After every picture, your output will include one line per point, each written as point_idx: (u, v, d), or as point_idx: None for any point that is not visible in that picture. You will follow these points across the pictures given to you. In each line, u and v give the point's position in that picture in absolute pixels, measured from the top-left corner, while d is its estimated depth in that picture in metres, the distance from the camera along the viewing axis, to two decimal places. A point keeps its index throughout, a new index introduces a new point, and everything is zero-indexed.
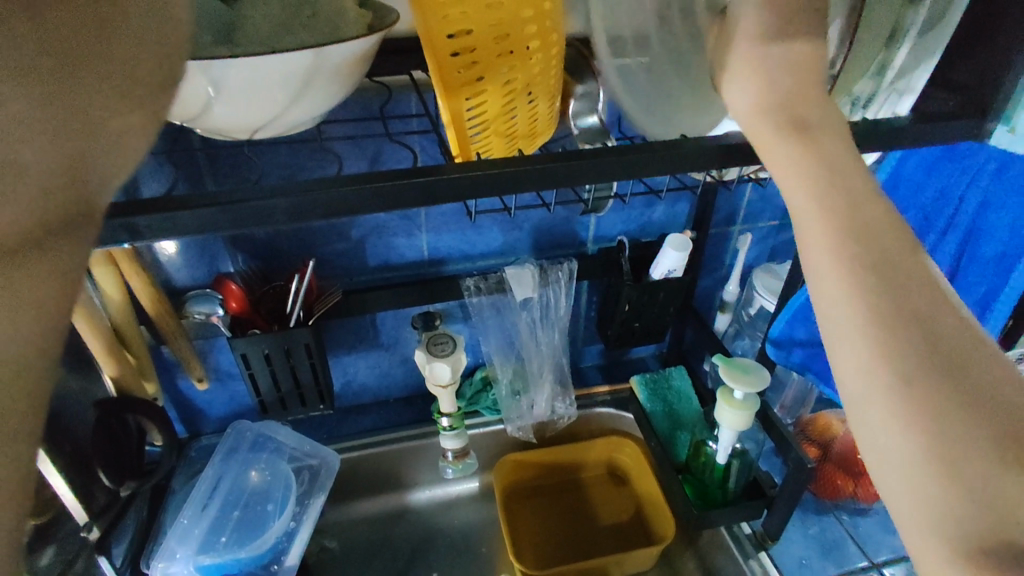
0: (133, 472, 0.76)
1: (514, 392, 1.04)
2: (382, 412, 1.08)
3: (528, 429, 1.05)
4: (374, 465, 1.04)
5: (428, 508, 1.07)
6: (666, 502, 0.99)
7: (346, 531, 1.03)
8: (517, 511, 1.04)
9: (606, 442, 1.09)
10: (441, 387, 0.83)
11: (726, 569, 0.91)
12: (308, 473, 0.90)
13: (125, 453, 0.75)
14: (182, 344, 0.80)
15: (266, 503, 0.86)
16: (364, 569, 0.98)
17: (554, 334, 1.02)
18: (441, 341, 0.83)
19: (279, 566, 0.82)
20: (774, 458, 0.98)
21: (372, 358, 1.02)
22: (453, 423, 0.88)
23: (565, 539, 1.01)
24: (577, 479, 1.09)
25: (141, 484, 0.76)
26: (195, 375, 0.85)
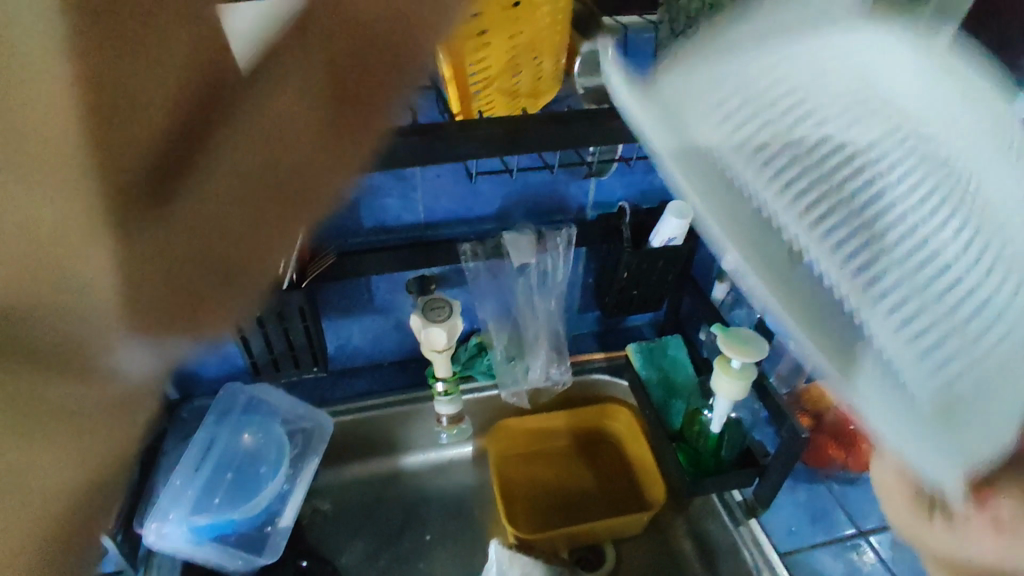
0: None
1: (509, 357, 1.04)
2: (376, 376, 1.07)
3: (522, 394, 1.05)
4: (367, 429, 1.04)
5: (421, 471, 1.08)
6: (658, 469, 1.00)
7: (340, 493, 1.04)
8: (508, 476, 1.05)
9: (599, 409, 1.09)
10: (436, 352, 0.82)
11: (716, 536, 0.93)
12: (301, 436, 0.89)
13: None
14: None
15: (259, 466, 0.86)
16: (357, 531, 0.99)
17: (550, 301, 1.01)
18: (437, 306, 0.81)
19: (273, 528, 0.82)
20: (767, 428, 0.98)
21: (366, 321, 1.01)
22: (447, 388, 0.87)
23: (558, 504, 1.02)
24: (570, 445, 1.09)
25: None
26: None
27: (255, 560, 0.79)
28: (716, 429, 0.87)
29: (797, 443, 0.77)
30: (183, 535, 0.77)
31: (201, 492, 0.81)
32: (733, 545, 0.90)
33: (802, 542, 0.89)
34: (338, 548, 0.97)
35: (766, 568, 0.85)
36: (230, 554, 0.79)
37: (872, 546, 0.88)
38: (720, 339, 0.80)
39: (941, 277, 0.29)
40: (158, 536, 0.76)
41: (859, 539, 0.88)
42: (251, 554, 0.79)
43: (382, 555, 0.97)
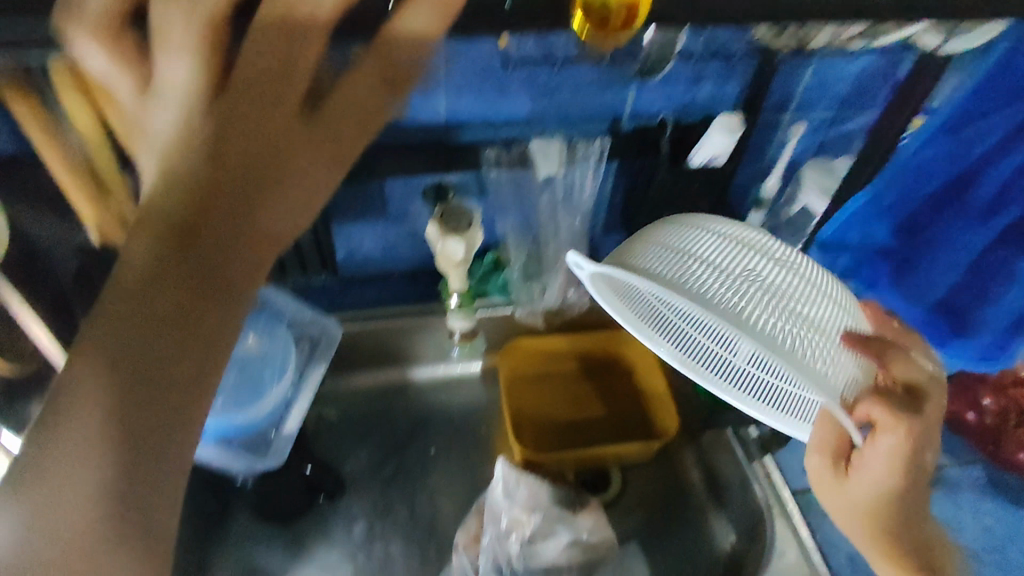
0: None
1: (527, 276, 0.99)
2: (385, 287, 1.03)
3: (538, 315, 1.01)
4: (375, 341, 1.00)
5: (429, 384, 1.05)
6: (673, 399, 0.97)
7: (345, 402, 1.02)
8: (517, 396, 1.03)
9: (615, 335, 1.06)
10: (454, 265, 0.77)
11: (727, 468, 0.91)
12: (308, 344, 0.88)
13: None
14: None
15: (264, 370, 0.81)
16: (362, 441, 0.99)
17: (575, 219, 0.95)
18: (457, 216, 0.75)
19: (277, 434, 0.81)
20: None
21: (378, 229, 0.95)
22: (461, 303, 0.83)
23: (566, 425, 1.00)
24: (581, 368, 1.06)
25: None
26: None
27: (260, 463, 0.79)
28: None
29: None
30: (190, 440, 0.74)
31: None
32: (743, 479, 0.89)
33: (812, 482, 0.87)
34: (343, 455, 0.97)
35: (776, 505, 0.85)
36: (236, 457, 0.77)
37: None
38: None
39: (759, 306, 0.57)
40: None
41: None
42: (257, 458, 0.78)
43: (386, 466, 0.97)
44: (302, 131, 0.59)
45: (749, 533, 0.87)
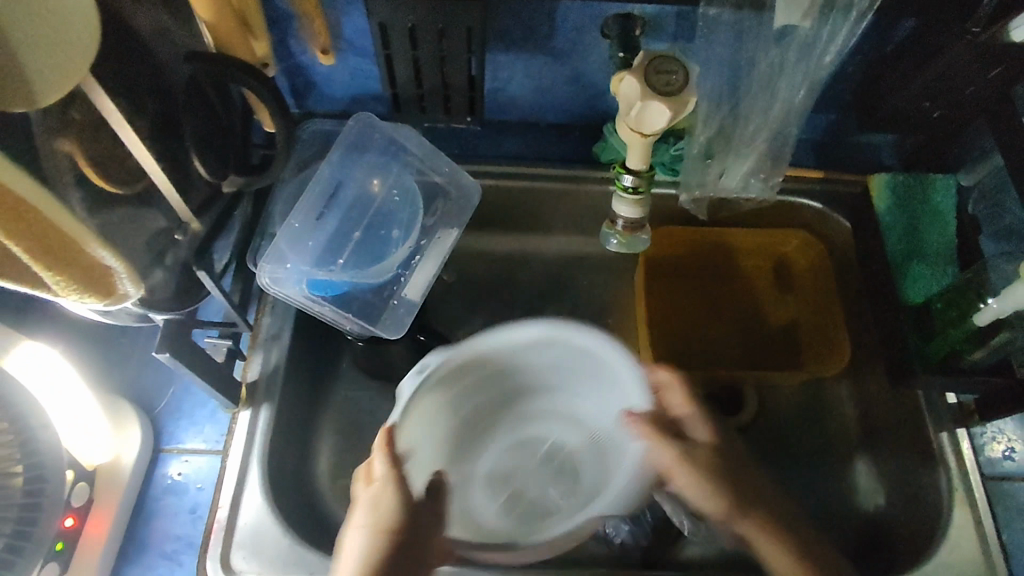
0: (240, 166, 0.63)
1: (708, 155, 0.78)
2: (527, 138, 0.86)
3: (704, 204, 0.82)
4: (508, 201, 0.85)
5: (558, 257, 0.91)
6: (845, 333, 0.80)
7: (465, 264, 0.91)
8: (652, 290, 0.88)
9: (787, 238, 0.86)
10: (645, 134, 0.59)
11: (891, 427, 0.76)
12: (441, 204, 0.72)
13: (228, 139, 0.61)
14: None
15: (389, 229, 0.70)
16: (478, 308, 0.89)
17: (799, 89, 0.70)
18: (667, 72, 0.55)
19: (397, 301, 0.69)
20: None
21: (535, 64, 0.76)
22: (637, 185, 0.65)
23: (701, 324, 0.87)
24: (727, 269, 0.90)
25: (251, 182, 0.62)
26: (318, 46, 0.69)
27: (373, 332, 0.67)
28: (980, 323, 0.64)
29: None
30: (300, 286, 0.65)
31: (323, 246, 0.68)
32: (917, 447, 0.72)
33: (1016, 471, 0.71)
34: (455, 322, 0.88)
35: (960, 487, 0.69)
36: (349, 316, 0.66)
37: None
38: None
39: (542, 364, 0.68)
40: (273, 281, 0.65)
41: None
42: (370, 325, 0.67)
43: None
44: (420, 526, 0.55)
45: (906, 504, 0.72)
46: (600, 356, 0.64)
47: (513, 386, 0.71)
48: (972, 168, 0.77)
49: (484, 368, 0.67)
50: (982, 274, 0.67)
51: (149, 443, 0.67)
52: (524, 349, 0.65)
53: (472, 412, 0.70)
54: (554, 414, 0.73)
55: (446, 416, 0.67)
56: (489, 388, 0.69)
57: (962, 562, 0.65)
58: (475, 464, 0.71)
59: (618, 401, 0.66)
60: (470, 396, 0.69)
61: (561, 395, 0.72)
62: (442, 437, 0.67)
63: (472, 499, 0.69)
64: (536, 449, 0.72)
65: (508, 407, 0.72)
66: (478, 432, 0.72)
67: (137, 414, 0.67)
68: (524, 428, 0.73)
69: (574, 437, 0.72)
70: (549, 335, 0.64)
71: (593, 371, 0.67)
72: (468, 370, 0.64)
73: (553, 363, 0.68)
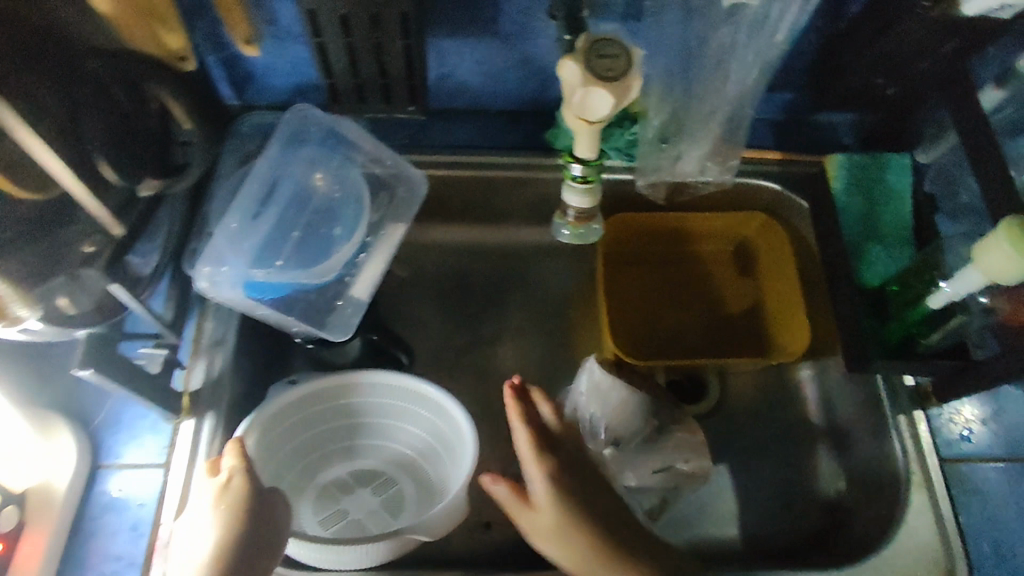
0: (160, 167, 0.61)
1: (663, 138, 0.75)
2: (479, 127, 0.83)
3: (661, 188, 0.80)
4: (460, 191, 0.83)
5: (516, 247, 0.89)
6: (804, 316, 0.78)
7: (420, 258, 0.88)
8: (613, 279, 0.87)
9: (749, 221, 0.84)
10: (590, 122, 0.56)
11: (852, 411, 0.76)
12: (386, 197, 0.70)
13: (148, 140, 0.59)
14: None
15: (332, 227, 0.67)
16: (434, 301, 0.86)
17: (752, 70, 0.68)
18: (610, 56, 0.53)
19: (343, 302, 0.66)
20: None
21: (482, 49, 0.73)
22: (587, 175, 0.63)
23: (660, 310, 0.86)
24: (688, 253, 0.89)
25: (169, 185, 0.61)
26: (239, 38, 0.63)
27: (320, 334, 0.65)
28: (934, 306, 0.63)
29: None
30: (239, 289, 0.61)
31: (263, 246, 0.64)
32: (877, 430, 0.72)
33: (974, 452, 0.71)
34: (412, 317, 0.85)
35: (917, 472, 0.69)
36: (292, 319, 0.64)
37: None
38: None
39: (377, 402, 0.75)
40: (211, 285, 0.61)
41: None
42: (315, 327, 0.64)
43: (458, 334, 0.85)
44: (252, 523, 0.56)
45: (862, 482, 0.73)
46: (431, 392, 0.72)
47: (356, 423, 0.76)
48: (928, 145, 0.76)
49: (334, 398, 0.74)
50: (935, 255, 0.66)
51: (87, 459, 0.65)
52: (376, 386, 0.74)
53: (304, 446, 0.74)
54: (390, 456, 0.76)
55: (283, 437, 0.71)
56: (335, 426, 0.75)
57: (920, 548, 0.65)
58: (300, 498, 0.72)
59: (425, 420, 0.74)
60: (314, 427, 0.74)
61: (393, 433, 0.76)
62: (281, 455, 0.71)
63: (299, 518, 0.71)
64: (359, 490, 0.74)
65: (350, 438, 0.76)
66: (309, 462, 0.74)
67: (72, 429, 0.65)
68: (343, 468, 0.75)
69: (406, 480, 0.74)
70: (390, 379, 0.73)
71: (440, 423, 0.73)
72: (308, 404, 0.72)
73: (393, 414, 0.75)
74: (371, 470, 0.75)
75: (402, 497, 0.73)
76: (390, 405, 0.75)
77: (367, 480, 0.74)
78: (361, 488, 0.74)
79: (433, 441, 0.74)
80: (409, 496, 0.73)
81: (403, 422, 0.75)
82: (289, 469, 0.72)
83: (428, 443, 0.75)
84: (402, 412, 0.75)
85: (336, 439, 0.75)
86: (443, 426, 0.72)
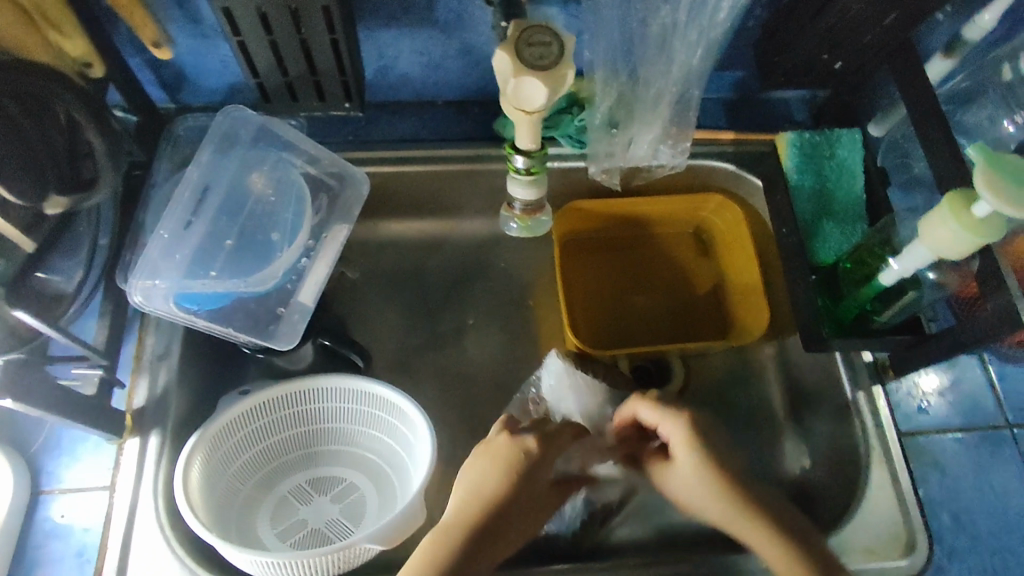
0: (70, 184, 0.56)
1: (612, 124, 0.74)
2: (426, 118, 0.81)
3: (615, 174, 0.78)
4: (411, 185, 0.80)
5: (472, 240, 0.86)
6: (761, 293, 0.78)
7: (373, 257, 0.85)
8: (572, 268, 0.85)
9: (704, 201, 0.82)
10: (526, 113, 0.55)
11: (815, 391, 0.75)
12: (326, 198, 0.67)
13: (54, 151, 0.55)
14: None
15: (271, 232, 0.64)
16: (393, 299, 0.84)
17: (695, 50, 0.66)
18: (541, 43, 0.51)
19: (286, 310, 0.63)
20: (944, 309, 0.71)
21: (420, 38, 0.71)
22: (530, 166, 0.62)
23: (622, 295, 0.84)
24: (647, 236, 0.87)
25: (81, 201, 0.57)
26: (149, 40, 0.63)
27: (265, 344, 0.62)
28: (886, 283, 0.63)
29: (1011, 329, 0.54)
30: (173, 301, 0.59)
31: (196, 256, 0.62)
32: (838, 408, 0.72)
33: (932, 424, 0.72)
34: (369, 318, 0.83)
35: (877, 446, 0.69)
36: (232, 330, 0.61)
37: (1017, 442, 0.71)
38: (979, 170, 0.49)
39: (332, 406, 0.72)
40: (144, 298, 0.59)
41: (1004, 433, 0.72)
42: (258, 337, 0.61)
43: (418, 331, 0.82)
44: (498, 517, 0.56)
45: (825, 459, 0.73)
46: (389, 394, 0.69)
47: (315, 429, 0.73)
48: (883, 117, 0.75)
49: (288, 405, 0.71)
50: (887, 230, 0.66)
51: (26, 487, 0.63)
52: (332, 391, 0.71)
53: (259, 458, 0.72)
54: (351, 460, 0.74)
55: (233, 453, 0.68)
56: (293, 433, 0.73)
57: (881, 521, 0.65)
58: (259, 510, 0.70)
59: (384, 422, 0.72)
60: (269, 437, 0.72)
61: (353, 437, 0.74)
62: (237, 467, 0.69)
63: (258, 530, 0.69)
64: (319, 498, 0.72)
65: (307, 445, 0.74)
66: (269, 471, 0.72)
67: (8, 457, 0.63)
68: (303, 476, 0.73)
69: (369, 484, 0.73)
70: (344, 384, 0.70)
71: (399, 425, 0.71)
72: (259, 414, 0.70)
73: (353, 418, 0.73)
74: (331, 478, 0.73)
75: (365, 502, 0.72)
76: (348, 408, 0.72)
77: (328, 488, 0.72)
78: (320, 494, 0.72)
79: (393, 444, 0.72)
80: (371, 500, 0.72)
81: (362, 425, 0.73)
82: (246, 481, 0.70)
83: (389, 445, 0.73)
84: (359, 413, 0.73)
85: (293, 446, 0.73)
86: (403, 428, 0.70)
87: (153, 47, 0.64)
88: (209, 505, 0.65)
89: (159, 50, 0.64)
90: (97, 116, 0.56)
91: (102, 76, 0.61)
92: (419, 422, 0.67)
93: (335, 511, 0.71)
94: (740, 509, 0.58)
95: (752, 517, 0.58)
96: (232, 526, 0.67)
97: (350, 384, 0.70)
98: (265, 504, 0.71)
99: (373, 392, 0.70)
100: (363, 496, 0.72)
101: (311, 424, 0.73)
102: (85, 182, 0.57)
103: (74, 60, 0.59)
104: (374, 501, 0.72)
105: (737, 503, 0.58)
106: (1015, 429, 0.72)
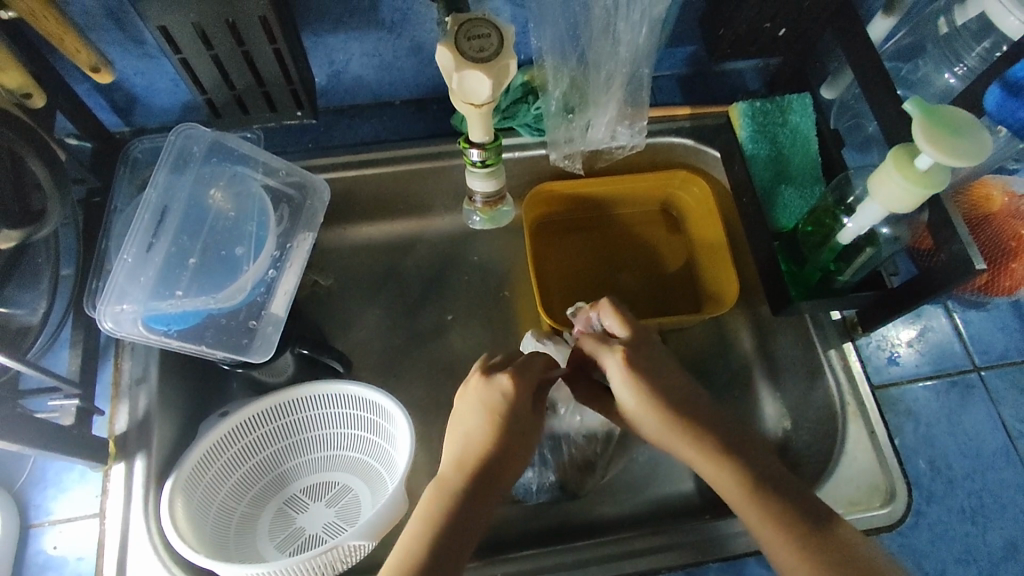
0: (19, 217, 0.58)
1: (566, 110, 0.74)
2: (384, 119, 0.81)
3: (576, 158, 0.79)
4: (374, 187, 0.80)
5: (443, 237, 0.87)
6: (730, 262, 0.78)
7: (345, 261, 0.85)
8: (543, 254, 0.85)
9: (668, 178, 0.83)
10: (474, 106, 0.55)
11: (789, 354, 0.76)
12: (288, 208, 0.68)
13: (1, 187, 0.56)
14: (54, 26, 0.55)
15: (235, 246, 0.64)
16: (370, 300, 0.84)
17: (641, 29, 0.66)
18: (480, 36, 0.52)
19: (257, 323, 0.64)
20: (908, 262, 0.73)
21: (369, 41, 0.71)
22: (486, 158, 0.63)
23: (594, 276, 0.84)
24: (614, 216, 0.87)
25: (32, 232, 0.59)
26: (86, 65, 0.61)
27: (240, 358, 0.62)
28: (845, 241, 0.65)
29: (966, 275, 0.56)
30: (142, 324, 0.59)
31: (161, 278, 0.62)
32: (812, 368, 0.73)
33: (902, 374, 0.73)
34: (346, 323, 0.82)
35: (852, 401, 0.70)
36: (205, 347, 0.61)
37: (985, 384, 0.73)
38: (916, 124, 0.51)
39: (317, 411, 0.72)
40: (114, 323, 0.59)
41: (973, 376, 0.74)
42: (231, 352, 0.61)
43: (398, 332, 0.82)
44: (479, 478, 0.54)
45: (804, 417, 0.74)
46: (372, 396, 0.69)
47: (304, 438, 0.74)
48: (832, 81, 0.76)
49: (275, 417, 0.71)
50: (842, 186, 0.67)
51: (14, 523, 0.63)
52: (317, 398, 0.71)
53: (251, 473, 0.72)
54: (342, 464, 0.74)
55: (223, 471, 0.69)
56: (283, 445, 0.73)
57: (861, 472, 0.67)
58: (256, 522, 0.71)
59: (370, 423, 0.72)
60: (258, 452, 0.72)
61: (342, 441, 0.74)
62: (230, 484, 0.70)
63: (257, 543, 0.70)
64: (314, 505, 0.73)
65: (297, 455, 0.74)
66: (262, 485, 0.73)
67: None
68: (296, 485, 0.73)
69: (361, 485, 0.73)
70: (326, 389, 0.70)
71: (384, 425, 0.71)
72: (246, 429, 0.70)
73: (339, 424, 0.73)
74: (325, 484, 0.73)
75: (360, 503, 0.72)
76: (334, 413, 0.72)
77: (321, 494, 0.73)
78: (314, 500, 0.73)
79: (380, 445, 0.72)
80: (365, 502, 0.71)
81: (350, 429, 0.73)
82: (239, 498, 0.71)
83: (376, 447, 0.72)
84: (346, 416, 0.73)
85: (285, 456, 0.74)
86: (388, 427, 0.70)
87: (92, 71, 0.62)
88: (203, 523, 0.65)
89: (97, 73, 0.62)
90: (41, 148, 0.58)
91: (43, 105, 0.60)
92: (401, 422, 0.67)
93: (330, 515, 0.72)
94: (726, 461, 0.55)
95: (725, 468, 0.55)
96: (231, 544, 0.67)
97: (333, 389, 0.70)
98: (261, 517, 0.71)
99: (356, 395, 0.70)
100: (358, 499, 0.72)
101: (299, 433, 0.73)
102: (35, 212, 0.59)
103: (12, 92, 0.58)
104: (366, 503, 0.71)
105: (716, 459, 0.55)
106: (983, 372, 0.74)
